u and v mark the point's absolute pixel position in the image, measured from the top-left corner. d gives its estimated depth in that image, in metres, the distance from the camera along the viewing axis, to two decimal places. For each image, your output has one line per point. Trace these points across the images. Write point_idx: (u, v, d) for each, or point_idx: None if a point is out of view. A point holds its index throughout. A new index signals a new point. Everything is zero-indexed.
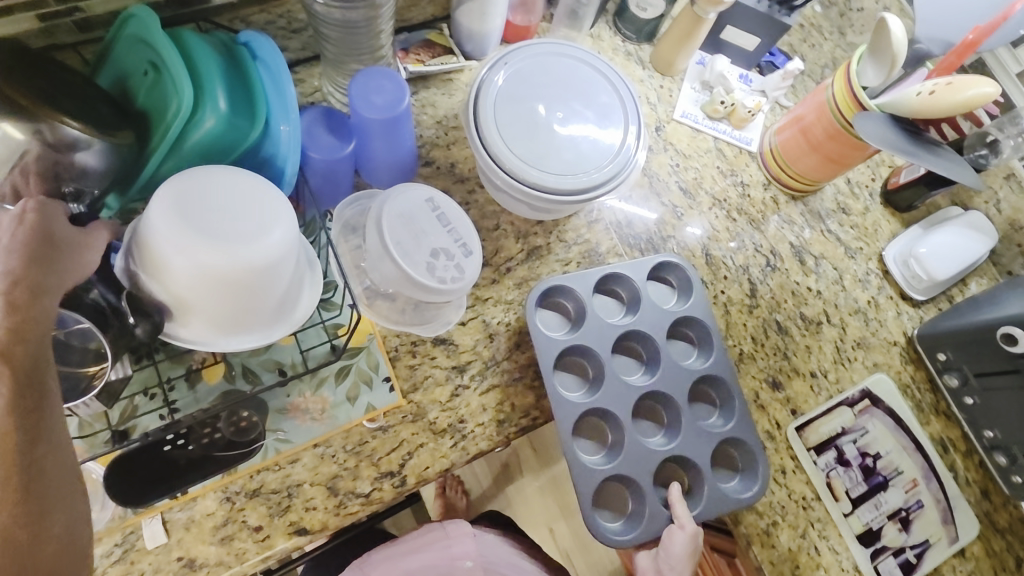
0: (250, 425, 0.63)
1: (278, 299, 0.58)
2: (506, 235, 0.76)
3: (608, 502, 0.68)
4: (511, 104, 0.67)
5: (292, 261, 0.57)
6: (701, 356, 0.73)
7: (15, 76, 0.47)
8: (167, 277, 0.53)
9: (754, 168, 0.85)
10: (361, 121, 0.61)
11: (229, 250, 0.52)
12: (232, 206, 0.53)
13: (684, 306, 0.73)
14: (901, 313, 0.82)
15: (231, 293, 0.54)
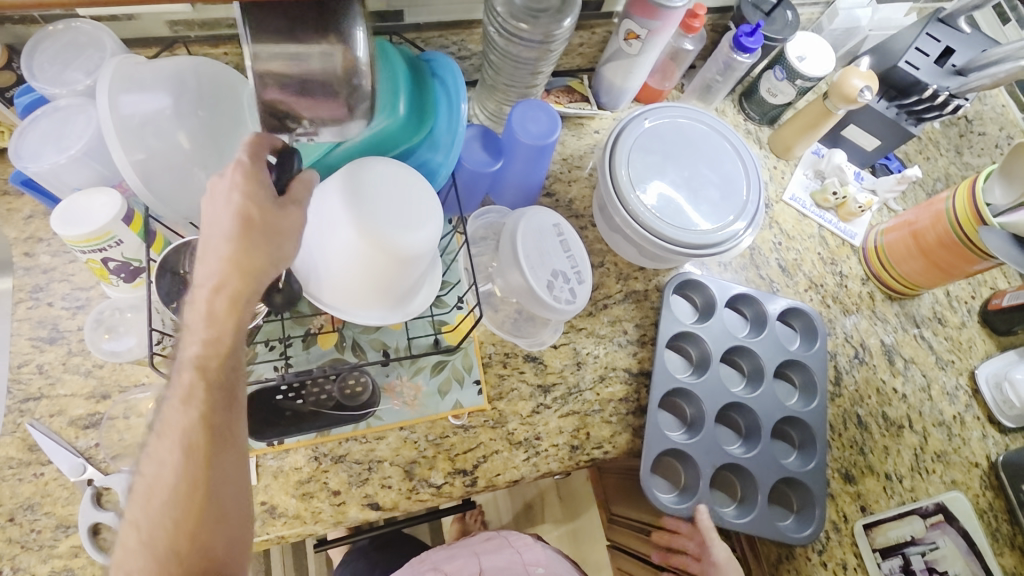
0: (357, 392, 0.67)
1: (405, 287, 0.63)
2: (607, 274, 0.80)
3: (665, 474, 0.71)
4: (643, 155, 0.73)
5: (428, 258, 0.63)
6: (803, 399, 0.76)
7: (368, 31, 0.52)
8: (326, 242, 0.59)
9: (854, 261, 0.87)
10: (512, 143, 0.67)
11: (384, 234, 0.58)
12: (396, 198, 0.60)
13: (807, 350, 0.78)
14: (986, 436, 0.80)
15: (372, 271, 0.59)
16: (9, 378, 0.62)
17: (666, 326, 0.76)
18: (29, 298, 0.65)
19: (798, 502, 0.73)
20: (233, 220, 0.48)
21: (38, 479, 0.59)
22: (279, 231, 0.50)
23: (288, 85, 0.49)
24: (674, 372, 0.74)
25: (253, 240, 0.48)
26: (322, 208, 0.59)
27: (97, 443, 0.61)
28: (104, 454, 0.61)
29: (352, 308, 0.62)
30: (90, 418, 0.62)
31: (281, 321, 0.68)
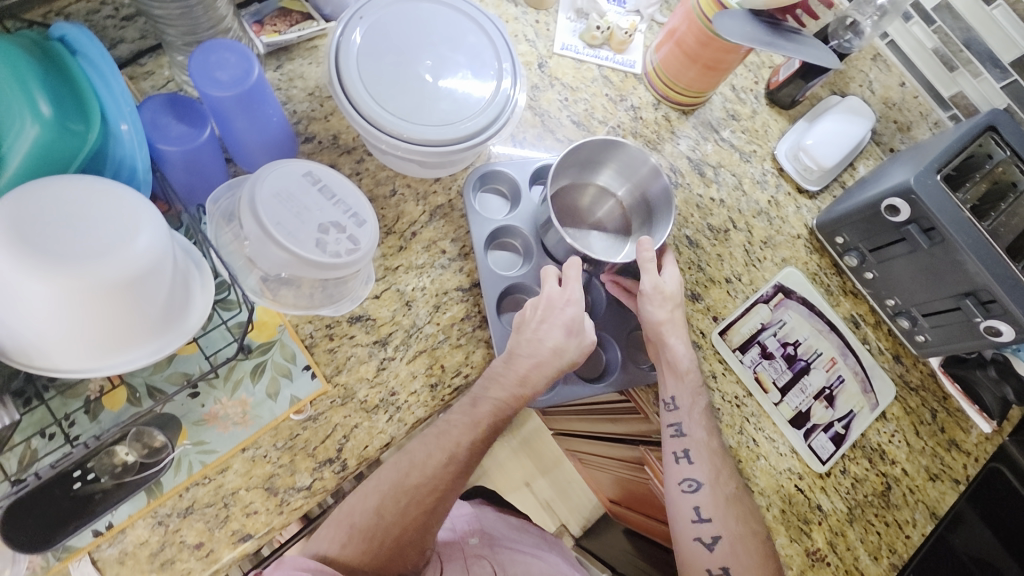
0: (163, 445, 0.59)
1: (160, 311, 0.53)
2: (405, 200, 0.73)
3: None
4: (375, 61, 0.64)
5: (168, 266, 0.53)
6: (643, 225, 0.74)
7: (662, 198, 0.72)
8: (20, 307, 0.48)
9: (641, 90, 0.85)
10: (212, 103, 0.57)
11: (84, 267, 0.47)
12: (63, 217, 0.47)
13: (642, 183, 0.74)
14: (800, 207, 0.85)
15: (100, 312, 0.49)
16: None
17: (480, 228, 0.72)
18: None
19: None
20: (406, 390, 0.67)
21: None
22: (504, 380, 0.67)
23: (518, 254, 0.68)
24: (503, 272, 0.72)
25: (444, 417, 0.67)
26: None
27: None
28: None
29: (124, 356, 0.53)
30: None
31: (45, 405, 0.57)
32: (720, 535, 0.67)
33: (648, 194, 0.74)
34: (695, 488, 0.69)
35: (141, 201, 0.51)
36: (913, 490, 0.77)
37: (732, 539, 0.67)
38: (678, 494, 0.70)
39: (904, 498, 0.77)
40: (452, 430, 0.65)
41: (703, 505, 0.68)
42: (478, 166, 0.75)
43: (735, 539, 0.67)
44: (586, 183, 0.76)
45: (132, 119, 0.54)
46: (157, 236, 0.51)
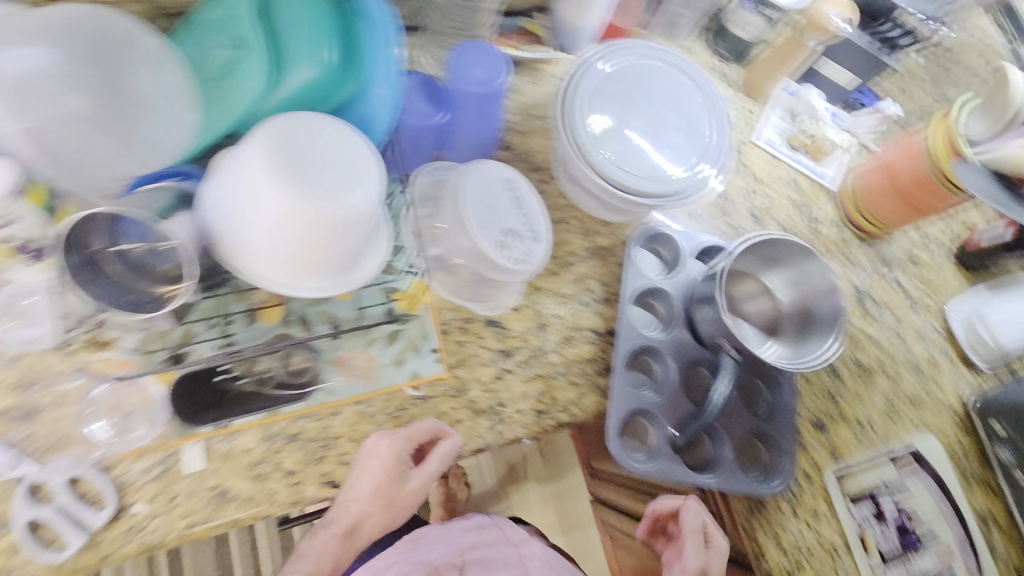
0: (303, 369, 0.64)
1: (346, 257, 0.58)
2: (571, 230, 0.75)
3: (634, 436, 0.69)
4: (602, 98, 0.67)
5: (371, 223, 0.57)
6: (803, 342, 0.67)
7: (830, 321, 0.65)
8: (253, 210, 0.53)
9: (828, 205, 0.84)
10: (456, 92, 0.61)
11: (321, 200, 0.52)
12: (312, 154, 0.53)
13: (817, 301, 0.67)
14: (958, 377, 0.79)
15: (307, 240, 0.54)
16: None
17: (634, 282, 0.72)
18: None
19: (767, 452, 0.71)
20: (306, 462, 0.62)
21: None
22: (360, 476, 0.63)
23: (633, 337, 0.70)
24: (641, 330, 0.71)
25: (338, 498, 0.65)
26: (244, 208, 0.53)
27: (27, 436, 0.57)
28: (36, 446, 0.57)
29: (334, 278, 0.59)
30: (13, 410, 0.57)
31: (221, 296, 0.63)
32: None
33: (813, 308, 0.67)
34: None
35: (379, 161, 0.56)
36: None
37: None
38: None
39: None
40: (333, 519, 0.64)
41: None
42: (647, 223, 0.76)
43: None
44: (752, 275, 0.72)
45: (389, 86, 0.59)
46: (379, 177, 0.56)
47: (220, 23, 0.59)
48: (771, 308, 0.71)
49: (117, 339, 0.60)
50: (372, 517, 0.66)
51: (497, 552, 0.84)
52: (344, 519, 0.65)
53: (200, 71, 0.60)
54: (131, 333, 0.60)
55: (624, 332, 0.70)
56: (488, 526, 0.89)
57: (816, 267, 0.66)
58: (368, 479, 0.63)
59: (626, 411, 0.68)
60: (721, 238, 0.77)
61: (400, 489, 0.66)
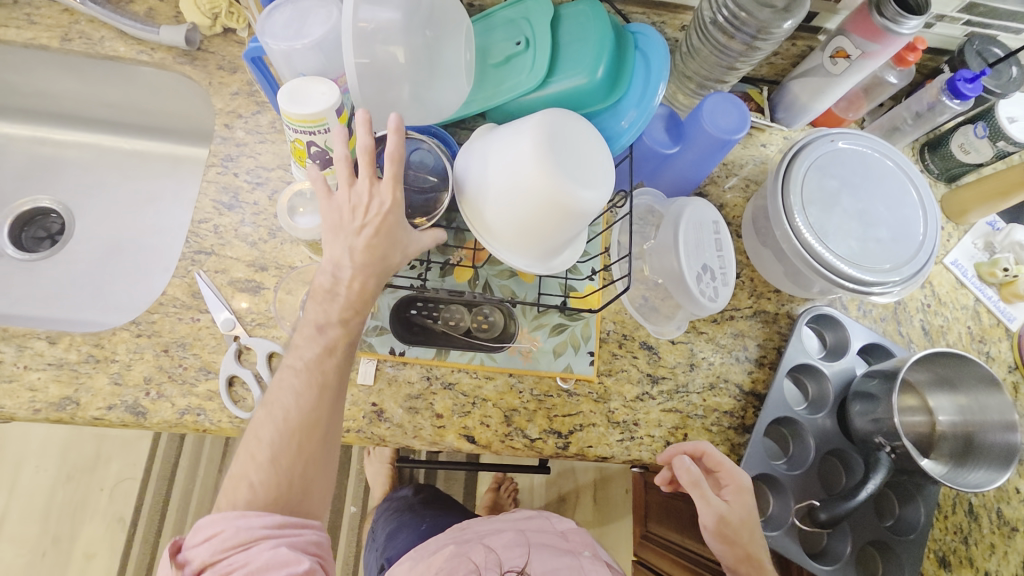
0: (489, 326, 0.71)
1: (557, 247, 0.62)
2: (741, 287, 0.78)
3: (752, 500, 0.70)
4: (820, 175, 0.70)
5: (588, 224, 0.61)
6: (961, 469, 0.65)
7: (996, 455, 0.63)
8: (508, 183, 0.56)
9: (1004, 345, 0.81)
10: (696, 134, 0.66)
11: (574, 197, 0.55)
12: (587, 156, 0.57)
13: (988, 432, 0.65)
14: None
15: (542, 224, 0.58)
16: (190, 229, 0.70)
17: (794, 355, 0.74)
18: (220, 164, 0.73)
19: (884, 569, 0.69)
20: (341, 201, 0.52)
21: (193, 323, 0.66)
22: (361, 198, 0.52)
23: (777, 405, 0.71)
24: (787, 401, 0.72)
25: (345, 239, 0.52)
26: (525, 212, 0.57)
27: (249, 306, 0.67)
28: (251, 318, 0.67)
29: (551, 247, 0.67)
30: (247, 283, 0.68)
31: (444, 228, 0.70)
32: None
33: (978, 437, 0.65)
34: None
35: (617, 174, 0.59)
36: None
37: None
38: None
39: None
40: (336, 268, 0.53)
41: None
42: (818, 305, 0.77)
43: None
44: (918, 387, 0.71)
45: (640, 114, 0.65)
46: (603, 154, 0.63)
47: (515, 22, 0.69)
48: (928, 424, 0.70)
49: None
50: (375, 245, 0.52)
51: (550, 539, 0.73)
52: (336, 271, 0.52)
53: (485, 56, 0.69)
54: None
55: (772, 396, 0.72)
56: (535, 517, 0.78)
57: (993, 394, 0.64)
58: (373, 214, 0.52)
59: (754, 473, 0.69)
60: (889, 342, 0.77)
61: (405, 233, 0.54)
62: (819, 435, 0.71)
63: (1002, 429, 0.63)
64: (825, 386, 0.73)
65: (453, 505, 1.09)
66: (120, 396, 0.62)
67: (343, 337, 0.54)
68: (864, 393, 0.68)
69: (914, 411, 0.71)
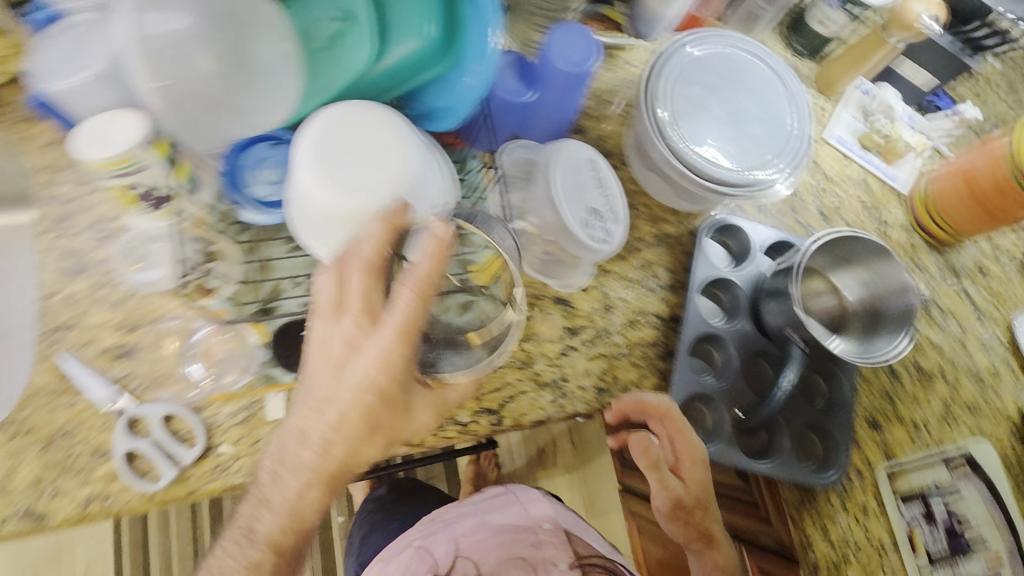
0: None
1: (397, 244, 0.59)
2: (639, 217, 0.77)
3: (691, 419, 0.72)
4: (685, 87, 0.68)
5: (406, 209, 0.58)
6: (867, 339, 0.68)
7: (897, 320, 0.66)
8: (301, 205, 0.56)
9: (897, 209, 0.83)
10: (550, 72, 0.63)
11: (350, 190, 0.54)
12: (352, 145, 0.56)
13: (890, 300, 0.67)
14: (1017, 386, 0.79)
15: (354, 234, 0.56)
16: (40, 307, 0.63)
17: (702, 270, 0.74)
18: (53, 228, 0.65)
19: (823, 449, 0.72)
20: (319, 349, 0.54)
21: (72, 407, 0.60)
22: (346, 360, 0.53)
23: (694, 323, 0.71)
24: (705, 317, 0.72)
25: (328, 407, 0.54)
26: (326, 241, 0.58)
27: (130, 372, 0.62)
28: (136, 384, 0.62)
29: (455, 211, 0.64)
30: (119, 348, 0.63)
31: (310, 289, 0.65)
32: None
33: (881, 306, 0.68)
34: None
35: (398, 144, 0.57)
36: None
37: None
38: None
39: None
40: (282, 481, 0.57)
41: None
42: (716, 215, 0.77)
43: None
44: (821, 270, 0.72)
45: (485, 67, 0.61)
46: (402, 125, 0.58)
47: None
48: (835, 304, 0.72)
49: (215, 289, 0.64)
50: (334, 441, 0.55)
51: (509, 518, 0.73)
52: (275, 468, 0.57)
53: (306, 38, 0.59)
54: (228, 284, 0.65)
55: (689, 315, 0.72)
56: (502, 494, 0.77)
57: (885, 258, 0.66)
58: (351, 388, 0.53)
59: (687, 396, 0.70)
60: (790, 234, 0.78)
61: (399, 406, 0.55)
62: (739, 341, 0.72)
63: (901, 294, 0.66)
64: (735, 293, 0.73)
65: (429, 497, 1.08)
66: (13, 506, 0.57)
67: (269, 556, 0.60)
68: (773, 291, 0.68)
69: (821, 294, 0.73)
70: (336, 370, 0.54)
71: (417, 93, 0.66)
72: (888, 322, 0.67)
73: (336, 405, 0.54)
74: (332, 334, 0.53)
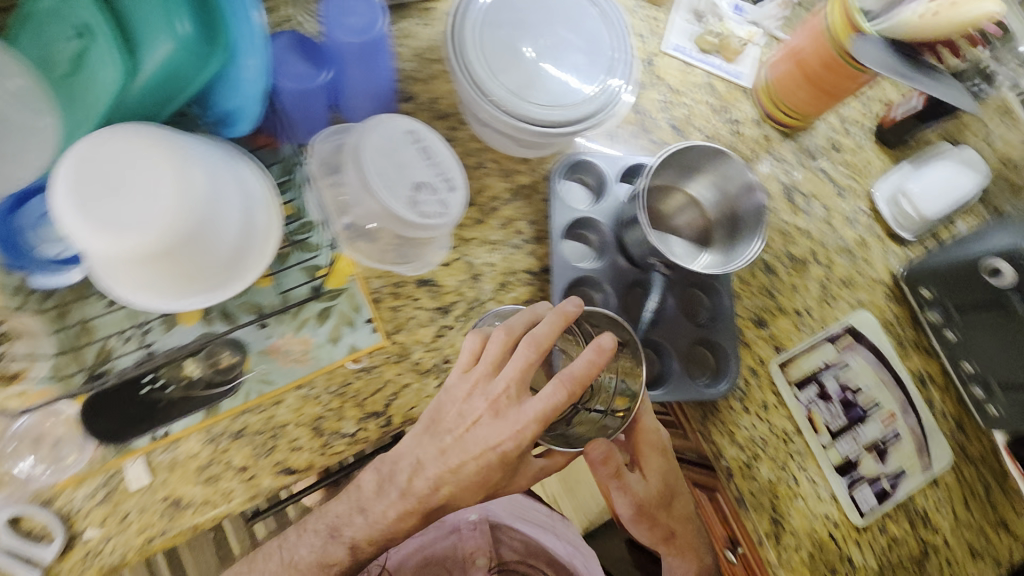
0: (231, 365, 0.61)
1: (220, 264, 0.54)
2: (489, 174, 0.73)
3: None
4: (495, 31, 0.63)
5: (213, 229, 0.52)
6: (732, 245, 0.68)
7: (754, 221, 0.66)
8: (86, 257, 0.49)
9: (746, 105, 0.82)
10: (336, 47, 0.56)
11: (132, 232, 0.47)
12: (119, 178, 0.47)
13: (744, 202, 0.67)
14: (886, 252, 0.82)
15: (161, 272, 0.50)
16: None
17: (560, 214, 0.71)
18: None
19: (714, 359, 0.73)
20: (501, 392, 0.59)
21: None
22: (511, 414, 0.58)
23: (563, 270, 0.69)
24: (575, 262, 0.71)
25: (461, 454, 0.59)
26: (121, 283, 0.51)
27: None
28: None
29: (277, 216, 0.59)
30: None
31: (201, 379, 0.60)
32: None
33: (738, 209, 0.68)
34: None
35: (178, 162, 0.49)
36: (953, 564, 0.74)
37: None
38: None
39: (941, 570, 0.74)
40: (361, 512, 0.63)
41: None
42: (566, 153, 0.74)
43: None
44: (675, 186, 0.71)
45: (260, 56, 0.52)
46: (175, 138, 0.50)
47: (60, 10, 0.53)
48: (695, 216, 0.72)
49: (28, 370, 0.57)
50: (444, 482, 0.60)
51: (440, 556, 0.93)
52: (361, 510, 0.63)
53: (51, 68, 0.54)
54: (41, 361, 0.57)
55: (558, 264, 0.70)
56: None
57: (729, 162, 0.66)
58: (478, 446, 0.59)
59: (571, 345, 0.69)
60: (643, 156, 0.76)
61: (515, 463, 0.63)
62: (612, 277, 0.70)
63: (752, 195, 0.65)
64: (599, 229, 0.72)
65: None
66: None
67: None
68: (631, 221, 0.67)
69: (682, 209, 0.72)
70: (510, 414, 0.58)
71: (203, 102, 0.58)
72: (746, 225, 0.67)
73: (455, 456, 0.59)
74: (493, 385, 0.59)
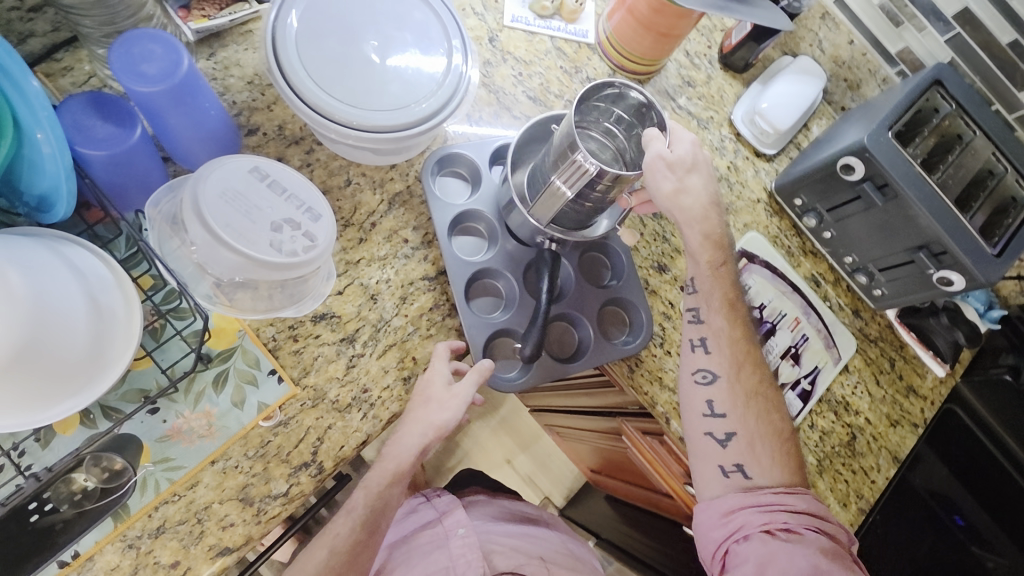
0: (120, 470, 0.56)
1: (84, 363, 0.50)
2: (361, 189, 0.70)
3: (506, 356, 0.70)
4: (315, 44, 0.60)
5: (61, 328, 0.47)
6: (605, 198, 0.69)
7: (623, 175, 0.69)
8: None
9: (596, 61, 0.83)
10: (141, 99, 0.52)
11: None
12: None
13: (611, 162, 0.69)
14: (758, 170, 0.86)
15: (14, 388, 0.46)
16: None
17: (442, 213, 0.70)
18: None
19: (628, 315, 0.75)
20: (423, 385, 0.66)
21: None
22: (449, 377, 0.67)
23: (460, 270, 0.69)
24: (469, 258, 0.70)
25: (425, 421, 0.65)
26: None
27: None
28: None
29: (133, 297, 0.54)
30: None
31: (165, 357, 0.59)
32: (734, 432, 0.68)
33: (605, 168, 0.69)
34: (709, 379, 0.70)
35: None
36: (877, 437, 0.81)
37: (747, 437, 0.68)
38: (692, 384, 0.70)
39: (868, 445, 0.80)
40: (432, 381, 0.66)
41: (716, 401, 0.69)
42: (434, 150, 0.72)
43: (752, 439, 0.68)
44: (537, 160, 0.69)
45: (50, 127, 0.47)
46: None
47: None
48: None
49: None
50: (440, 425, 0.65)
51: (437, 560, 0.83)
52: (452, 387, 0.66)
53: None
54: None
55: (453, 262, 0.69)
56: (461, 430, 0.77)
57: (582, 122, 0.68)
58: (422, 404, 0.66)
59: (489, 340, 0.68)
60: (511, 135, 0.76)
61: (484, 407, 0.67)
62: (511, 266, 0.70)
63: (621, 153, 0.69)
64: (483, 218, 0.71)
65: None
66: None
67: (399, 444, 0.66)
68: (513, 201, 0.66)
69: None
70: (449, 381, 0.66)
71: (9, 193, 0.52)
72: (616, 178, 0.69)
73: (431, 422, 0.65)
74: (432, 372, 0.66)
